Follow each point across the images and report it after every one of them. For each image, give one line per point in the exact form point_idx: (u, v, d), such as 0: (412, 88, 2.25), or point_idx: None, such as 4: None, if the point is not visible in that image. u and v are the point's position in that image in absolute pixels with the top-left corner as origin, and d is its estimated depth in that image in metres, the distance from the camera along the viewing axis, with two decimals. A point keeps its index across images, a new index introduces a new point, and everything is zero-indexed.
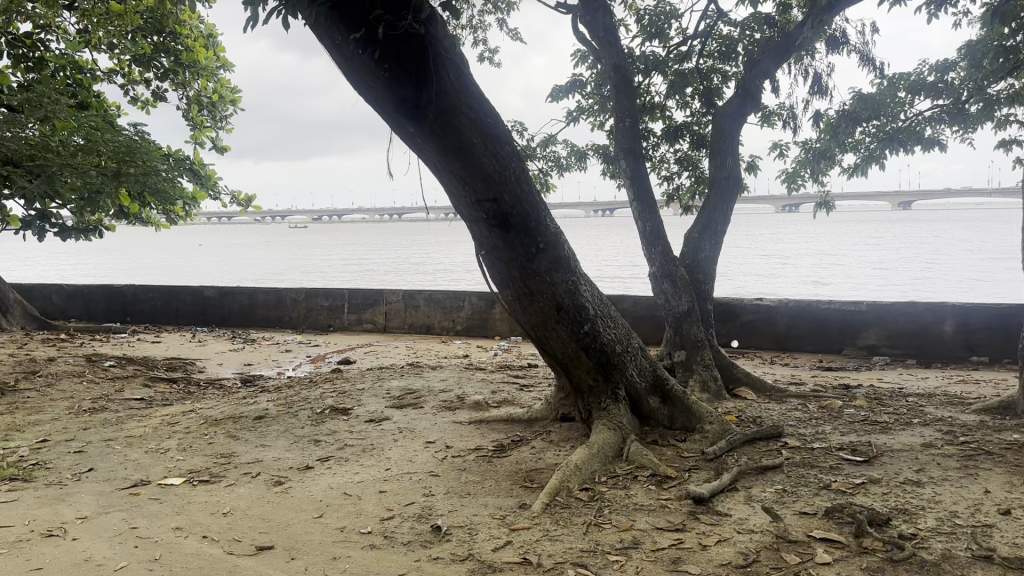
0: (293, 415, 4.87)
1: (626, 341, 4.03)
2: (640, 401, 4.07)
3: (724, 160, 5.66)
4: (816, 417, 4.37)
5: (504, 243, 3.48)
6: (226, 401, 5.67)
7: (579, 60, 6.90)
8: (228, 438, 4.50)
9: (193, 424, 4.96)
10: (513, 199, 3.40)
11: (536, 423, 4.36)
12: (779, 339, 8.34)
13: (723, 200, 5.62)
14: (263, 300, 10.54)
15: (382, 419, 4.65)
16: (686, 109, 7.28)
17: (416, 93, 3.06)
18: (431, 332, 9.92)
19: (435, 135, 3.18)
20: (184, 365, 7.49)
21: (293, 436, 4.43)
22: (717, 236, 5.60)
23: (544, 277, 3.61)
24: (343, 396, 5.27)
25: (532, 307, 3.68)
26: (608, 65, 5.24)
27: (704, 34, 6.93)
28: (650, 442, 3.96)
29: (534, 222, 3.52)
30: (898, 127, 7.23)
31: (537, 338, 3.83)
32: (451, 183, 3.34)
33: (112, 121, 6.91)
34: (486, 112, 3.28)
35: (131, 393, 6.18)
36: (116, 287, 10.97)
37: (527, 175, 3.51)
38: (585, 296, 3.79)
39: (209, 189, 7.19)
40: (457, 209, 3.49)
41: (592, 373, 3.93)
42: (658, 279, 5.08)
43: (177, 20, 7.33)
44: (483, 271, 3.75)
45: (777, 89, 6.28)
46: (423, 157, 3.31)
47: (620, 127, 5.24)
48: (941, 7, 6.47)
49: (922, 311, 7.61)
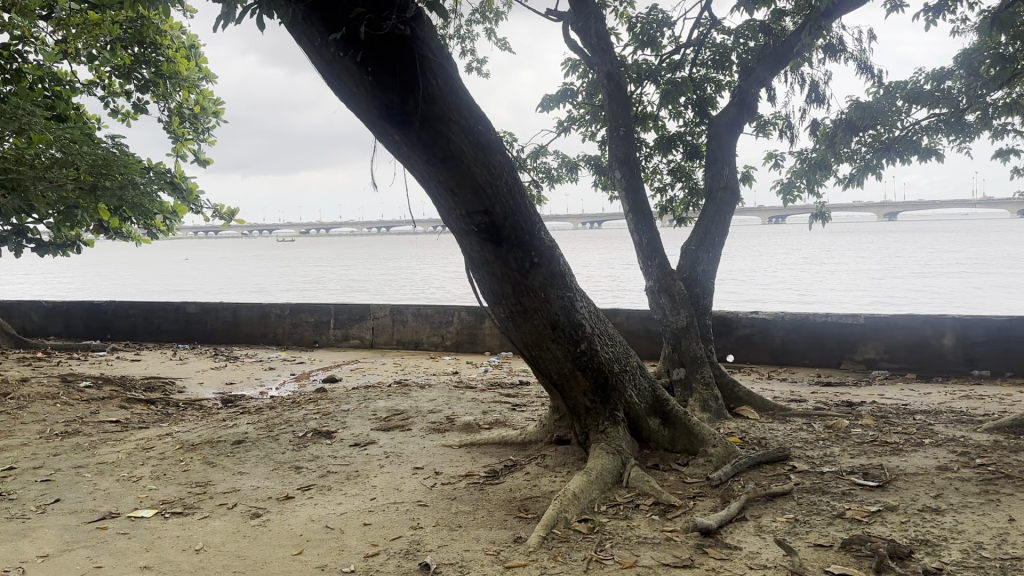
0: (274, 439, 4.63)
1: (624, 359, 3.83)
2: (640, 422, 3.86)
3: (721, 171, 5.48)
4: (823, 438, 4.17)
5: (496, 257, 3.28)
6: (204, 424, 5.42)
7: (570, 69, 6.73)
8: (205, 465, 4.26)
9: (169, 449, 4.72)
10: (505, 210, 3.20)
11: (529, 446, 4.15)
12: (775, 353, 8.16)
13: (720, 211, 5.45)
14: (246, 316, 10.29)
15: (367, 443, 4.42)
16: (680, 118, 7.11)
17: (401, 98, 2.85)
18: (419, 347, 9.70)
19: (423, 143, 2.97)
20: (163, 384, 7.23)
21: (272, 463, 4.19)
22: (715, 249, 5.41)
23: (539, 293, 3.41)
24: (327, 418, 5.04)
25: (526, 325, 3.47)
26: (601, 73, 5.06)
27: (696, 42, 6.77)
28: (651, 467, 3.75)
29: (528, 235, 3.32)
30: (895, 137, 7.09)
31: (532, 358, 3.62)
32: (439, 195, 3.14)
33: (92, 135, 6.69)
34: (476, 119, 3.09)
35: (106, 416, 5.92)
36: (95, 304, 10.69)
37: (520, 185, 3.32)
38: (581, 312, 3.59)
39: (190, 204, 6.92)
40: (446, 222, 3.28)
41: (590, 395, 3.72)
42: (655, 293, 4.89)
43: (157, 30, 7.11)
44: (473, 287, 3.54)
45: (773, 98, 6.12)
46: (409, 167, 3.11)
47: (614, 136, 5.06)
48: (939, 14, 6.33)
49: (920, 324, 7.46)
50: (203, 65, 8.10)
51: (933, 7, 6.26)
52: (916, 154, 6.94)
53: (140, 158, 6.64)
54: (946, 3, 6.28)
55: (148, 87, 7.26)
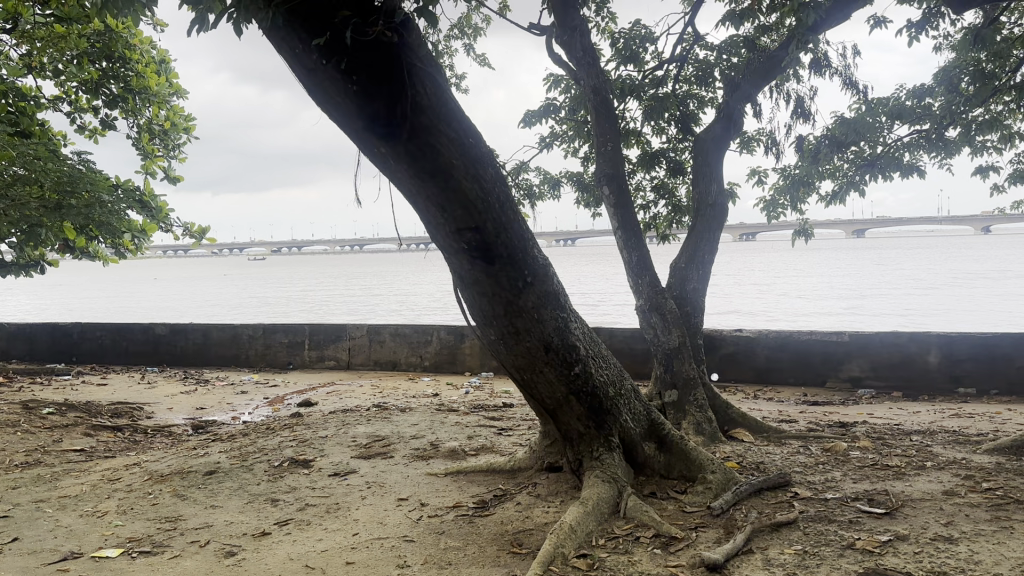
0: (248, 469, 4.40)
1: (618, 383, 3.67)
2: (635, 448, 3.70)
3: (710, 187, 5.36)
4: (822, 462, 4.03)
5: (487, 276, 3.11)
6: (174, 453, 5.17)
7: (552, 84, 6.62)
8: (175, 498, 4.02)
9: (136, 481, 4.46)
10: (497, 228, 3.04)
11: (519, 474, 3.96)
12: (760, 372, 8.06)
13: (709, 227, 5.33)
14: (218, 337, 10.00)
15: (347, 472, 4.21)
16: (663, 134, 7.01)
17: (389, 109, 2.68)
18: (397, 368, 9.48)
19: (411, 156, 2.80)
20: (131, 410, 6.94)
21: (247, 495, 3.96)
22: (704, 267, 5.29)
23: (532, 314, 3.24)
24: (304, 445, 4.81)
25: (518, 348, 3.30)
26: (588, 87, 4.94)
27: (679, 58, 6.67)
28: (648, 495, 3.59)
29: (521, 253, 3.16)
30: (877, 153, 7.04)
31: (524, 381, 3.45)
32: (428, 211, 2.97)
33: (58, 152, 6.44)
34: (467, 131, 2.92)
35: (70, 444, 5.64)
36: (61, 326, 10.34)
37: (512, 201, 3.15)
38: (575, 334, 3.43)
39: (160, 222, 6.62)
40: (434, 239, 3.11)
41: (584, 420, 3.55)
42: (646, 312, 4.74)
43: (125, 44, 6.85)
44: (462, 307, 3.37)
45: (759, 114, 6.03)
46: (396, 181, 2.94)
47: (601, 152, 4.93)
48: (922, 30, 6.31)
49: (905, 342, 7.39)
50: (174, 80, 7.87)
51: (917, 23, 6.26)
52: (899, 171, 6.89)
53: (108, 175, 6.39)
54: (929, 20, 6.30)
55: (116, 102, 7.01)
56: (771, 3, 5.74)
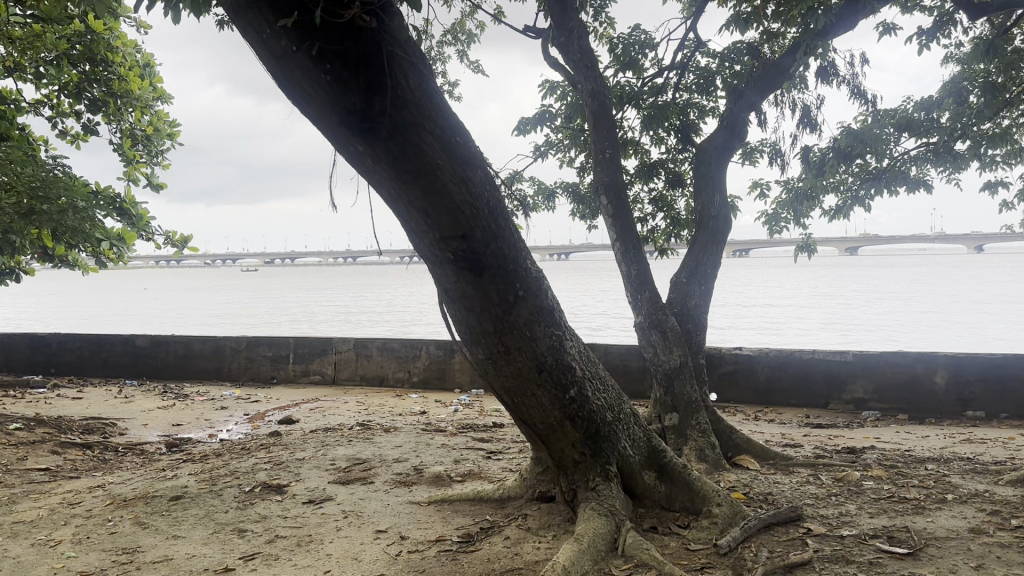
0: (217, 495, 4.08)
1: (617, 407, 3.38)
2: (634, 478, 3.40)
3: (712, 198, 5.10)
4: (835, 493, 3.75)
5: (475, 289, 2.82)
6: (141, 474, 4.85)
7: (547, 91, 6.38)
8: (135, 527, 3.68)
9: (97, 505, 4.13)
10: (486, 236, 2.76)
11: (508, 504, 3.66)
12: (760, 392, 7.78)
13: (712, 240, 5.05)
14: (199, 349, 9.67)
15: (323, 500, 3.90)
16: (661, 144, 6.76)
17: (366, 102, 2.41)
18: (384, 384, 9.16)
19: (391, 155, 2.52)
20: (103, 426, 6.61)
21: (213, 524, 3.65)
22: (707, 282, 5.01)
23: (524, 332, 2.95)
24: (278, 469, 4.50)
25: (508, 369, 3.01)
26: (585, 91, 4.68)
27: (680, 65, 6.42)
28: (648, 531, 3.29)
29: (513, 264, 2.88)
30: (883, 167, 6.81)
31: (514, 406, 3.16)
32: (410, 217, 2.68)
33: (36, 157, 6.14)
34: (454, 129, 2.65)
35: (34, 463, 5.31)
36: (38, 336, 9.99)
37: (503, 207, 2.88)
38: (570, 353, 3.15)
39: (140, 230, 6.18)
40: (417, 249, 2.82)
41: (579, 447, 3.26)
42: (645, 329, 4.47)
43: (108, 46, 6.51)
44: (447, 323, 3.08)
45: (764, 122, 5.77)
46: (374, 183, 2.65)
47: (599, 159, 4.66)
48: (933, 37, 6.09)
49: (911, 361, 7.13)
50: (159, 85, 7.57)
51: (928, 31, 6.05)
52: (906, 184, 6.66)
53: (86, 180, 6.09)
54: (940, 28, 6.09)
55: (98, 106, 6.67)
56: (778, 8, 5.50)
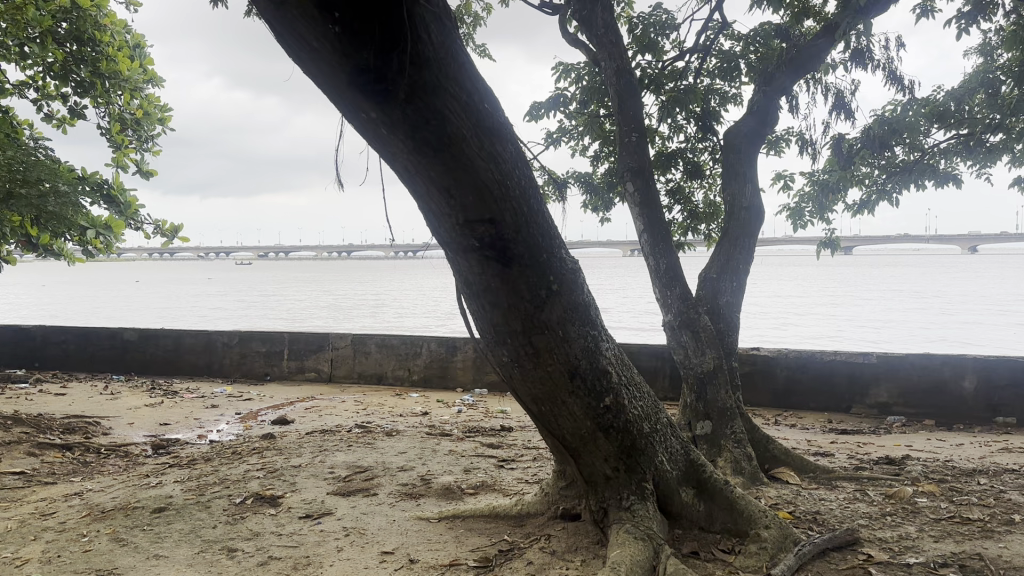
0: (204, 507, 3.70)
1: (654, 417, 3.01)
2: (671, 496, 3.04)
3: (742, 189, 4.75)
4: (889, 513, 3.39)
5: (502, 282, 2.45)
6: (122, 480, 4.47)
7: (561, 73, 6.00)
8: (112, 544, 3.30)
9: (71, 516, 3.75)
10: (517, 222, 2.39)
11: (528, 522, 3.29)
12: (779, 395, 7.43)
13: (744, 232, 4.68)
14: (191, 343, 9.28)
15: (322, 514, 3.53)
16: (680, 133, 6.37)
17: (382, 59, 2.02)
18: (383, 382, 8.78)
19: (410, 123, 2.15)
20: (86, 425, 6.22)
21: (199, 541, 3.27)
22: (739, 278, 4.64)
23: (555, 331, 2.58)
24: (272, 477, 4.12)
25: (535, 373, 2.64)
26: (609, 69, 4.29)
27: (702, 48, 6.03)
28: (689, 556, 2.93)
29: (546, 255, 2.51)
30: (913, 160, 6.44)
31: (541, 415, 2.79)
32: (429, 198, 2.31)
33: (19, 141, 5.71)
34: (481, 95, 2.28)
35: (9, 465, 4.92)
36: (23, 328, 9.59)
37: (536, 188, 2.51)
38: (606, 356, 2.78)
39: (128, 219, 5.66)
40: (435, 236, 2.45)
41: (612, 462, 2.88)
42: (675, 328, 4.12)
43: (95, 23, 6.05)
44: (465, 319, 2.71)
45: (794, 109, 5.40)
46: (389, 157, 2.28)
47: (625, 141, 4.29)
48: (972, 21, 5.73)
49: (938, 364, 6.78)
50: (149, 67, 7.12)
51: (967, 14, 5.70)
52: (937, 179, 6.30)
53: (72, 165, 5.65)
54: (981, 11, 5.72)
55: (84, 89, 6.16)
56: None
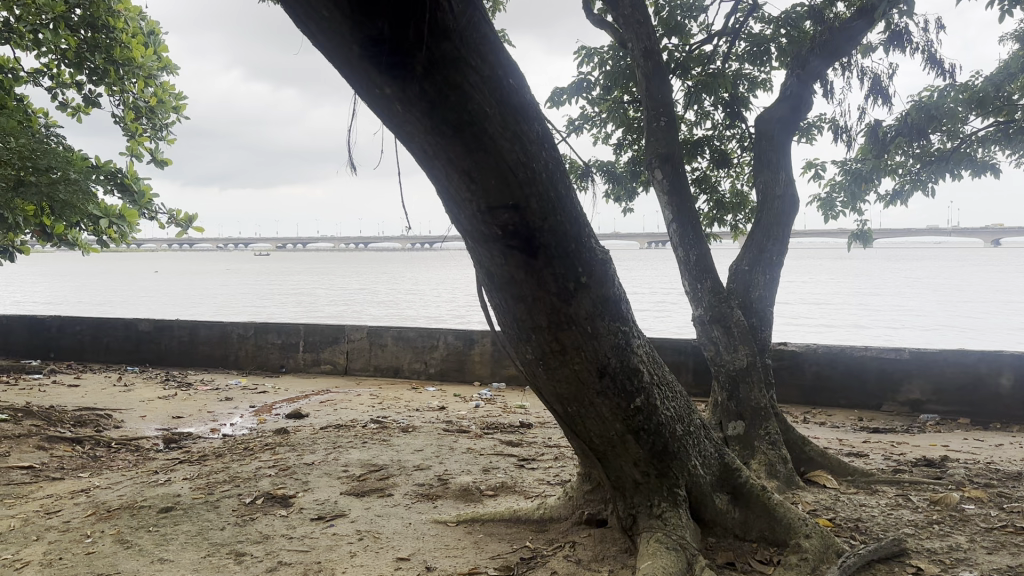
0: (213, 507, 3.55)
1: (686, 418, 2.82)
2: (705, 503, 2.85)
3: (775, 177, 4.55)
4: (937, 521, 3.19)
5: (526, 274, 2.27)
6: (131, 477, 4.33)
7: (584, 58, 5.80)
8: (116, 546, 3.15)
9: (76, 515, 3.61)
10: (543, 209, 2.21)
11: (550, 527, 3.12)
12: (807, 391, 7.22)
13: (777, 222, 4.47)
14: (205, 335, 9.16)
15: (335, 516, 3.37)
16: (707, 120, 6.15)
17: (397, 30, 1.83)
18: (399, 375, 8.63)
19: (427, 100, 1.96)
20: (97, 417, 6.11)
21: (207, 545, 3.12)
22: (773, 270, 4.43)
23: (583, 328, 2.39)
24: (284, 476, 3.96)
25: (561, 372, 2.46)
26: (637, 50, 4.08)
27: (731, 31, 5.79)
28: (724, 567, 2.75)
29: (575, 245, 2.32)
30: (949, 148, 6.18)
31: (568, 416, 2.61)
32: (450, 182, 2.13)
33: (32, 129, 5.53)
34: (505, 69, 2.09)
35: (17, 459, 4.80)
36: (38, 318, 9.53)
37: (564, 173, 2.32)
38: (637, 353, 2.60)
39: (143, 209, 5.54)
40: (455, 224, 2.27)
41: (642, 467, 2.70)
42: (705, 324, 3.92)
43: (109, 9, 5.84)
44: (486, 313, 2.53)
45: (830, 94, 5.15)
46: (405, 138, 2.10)
47: (653, 126, 4.09)
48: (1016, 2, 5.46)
49: (974, 361, 6.52)
50: (163, 54, 6.94)
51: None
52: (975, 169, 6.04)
53: (85, 154, 5.48)
54: None
55: (98, 76, 5.97)
56: None
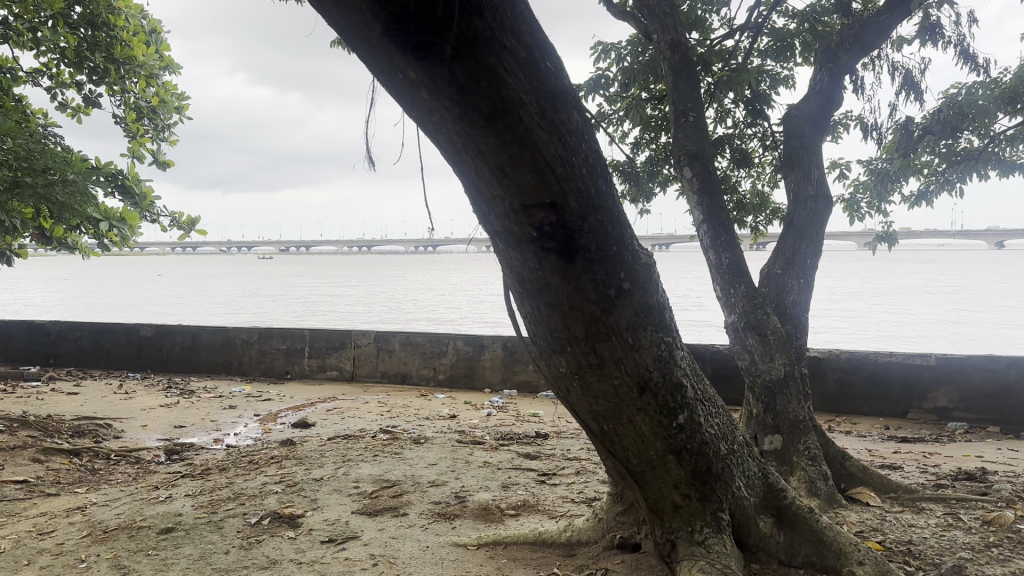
0: (216, 528, 3.33)
1: (730, 435, 2.59)
2: (749, 527, 2.63)
3: (807, 176, 4.33)
4: (994, 544, 2.96)
5: (563, 280, 2.04)
6: (129, 493, 4.11)
7: (601, 54, 5.59)
8: (112, 572, 2.93)
9: (70, 536, 3.39)
10: (582, 208, 1.99)
11: (579, 551, 2.90)
12: (829, 398, 6.98)
13: (810, 224, 4.25)
14: (208, 340, 8.96)
15: (347, 538, 3.15)
16: (728, 118, 5.93)
17: (424, 7, 1.62)
18: (407, 382, 8.41)
19: (457, 86, 1.75)
20: (96, 428, 5.89)
21: (208, 570, 2.90)
22: (806, 274, 4.21)
23: (624, 339, 2.17)
24: (291, 493, 3.74)
25: (598, 386, 2.24)
26: (663, 43, 3.88)
27: (753, 26, 5.58)
28: None
29: (616, 247, 2.11)
30: (979, 147, 5.94)
31: (604, 435, 2.39)
32: (480, 177, 1.91)
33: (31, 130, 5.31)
34: (541, 51, 1.87)
35: (11, 473, 4.58)
36: (36, 323, 9.31)
37: (604, 168, 2.10)
38: (679, 365, 2.38)
39: (144, 211, 5.34)
40: (484, 224, 2.05)
41: (683, 489, 2.48)
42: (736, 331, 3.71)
43: (110, 7, 5.61)
44: (514, 322, 2.31)
45: (861, 89, 4.93)
46: (431, 128, 1.88)
47: (681, 123, 3.88)
48: None
49: (1004, 367, 6.29)
50: (164, 52, 6.73)
51: None
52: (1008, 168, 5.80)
53: (84, 155, 5.27)
54: None
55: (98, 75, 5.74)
56: None
